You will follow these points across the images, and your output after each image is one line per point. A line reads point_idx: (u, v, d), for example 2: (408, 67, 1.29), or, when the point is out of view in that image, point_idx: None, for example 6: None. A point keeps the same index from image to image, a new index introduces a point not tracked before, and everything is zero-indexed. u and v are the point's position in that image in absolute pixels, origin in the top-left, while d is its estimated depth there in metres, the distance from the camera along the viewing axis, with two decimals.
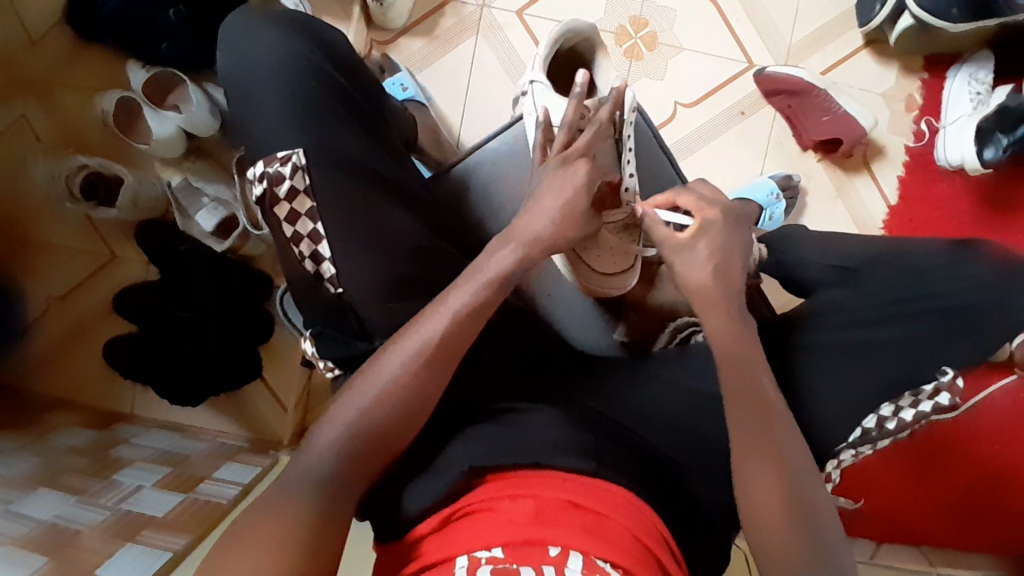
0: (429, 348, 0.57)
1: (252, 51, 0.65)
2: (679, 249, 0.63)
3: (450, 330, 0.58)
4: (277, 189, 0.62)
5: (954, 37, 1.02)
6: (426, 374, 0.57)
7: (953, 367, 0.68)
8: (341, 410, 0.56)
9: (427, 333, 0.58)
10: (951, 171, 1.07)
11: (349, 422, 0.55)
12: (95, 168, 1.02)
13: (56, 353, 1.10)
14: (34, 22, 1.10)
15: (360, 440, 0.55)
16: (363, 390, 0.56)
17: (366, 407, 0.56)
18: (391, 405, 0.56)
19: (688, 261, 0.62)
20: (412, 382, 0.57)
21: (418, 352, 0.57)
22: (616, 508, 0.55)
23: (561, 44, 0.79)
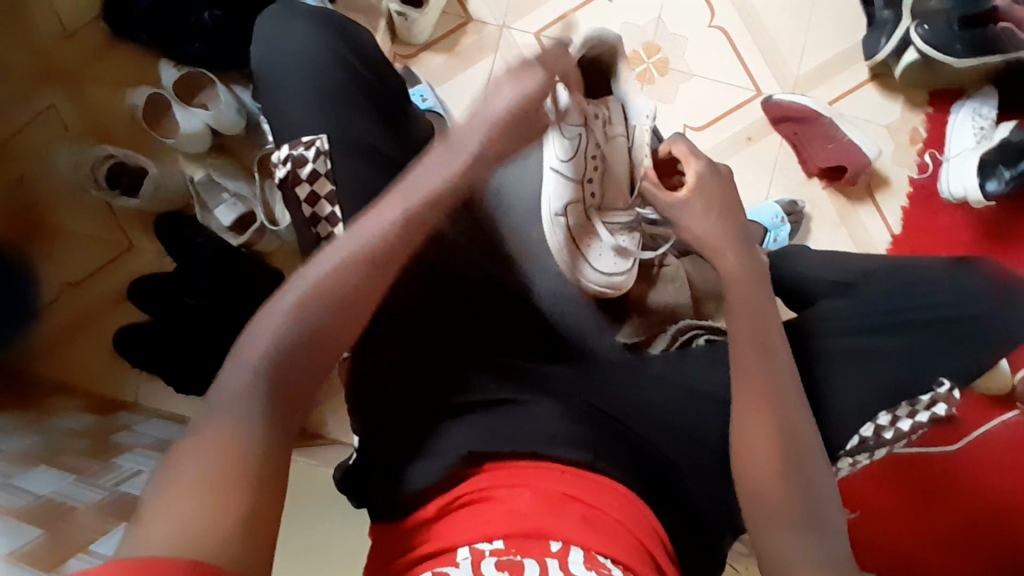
0: (372, 250, 0.59)
1: (286, 40, 0.69)
2: (683, 205, 0.72)
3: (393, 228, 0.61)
4: (300, 171, 0.65)
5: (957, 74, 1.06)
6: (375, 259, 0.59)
7: (950, 379, 0.70)
8: (272, 309, 0.55)
9: (373, 228, 0.60)
10: (954, 203, 1.09)
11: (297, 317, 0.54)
12: (120, 158, 1.06)
13: (65, 338, 1.12)
14: (70, 18, 1.15)
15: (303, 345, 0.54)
16: (301, 284, 0.56)
17: (299, 301, 0.55)
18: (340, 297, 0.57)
19: (691, 215, 0.71)
20: (351, 265, 0.58)
21: (365, 245, 0.59)
22: (611, 501, 0.56)
23: (587, 52, 0.78)
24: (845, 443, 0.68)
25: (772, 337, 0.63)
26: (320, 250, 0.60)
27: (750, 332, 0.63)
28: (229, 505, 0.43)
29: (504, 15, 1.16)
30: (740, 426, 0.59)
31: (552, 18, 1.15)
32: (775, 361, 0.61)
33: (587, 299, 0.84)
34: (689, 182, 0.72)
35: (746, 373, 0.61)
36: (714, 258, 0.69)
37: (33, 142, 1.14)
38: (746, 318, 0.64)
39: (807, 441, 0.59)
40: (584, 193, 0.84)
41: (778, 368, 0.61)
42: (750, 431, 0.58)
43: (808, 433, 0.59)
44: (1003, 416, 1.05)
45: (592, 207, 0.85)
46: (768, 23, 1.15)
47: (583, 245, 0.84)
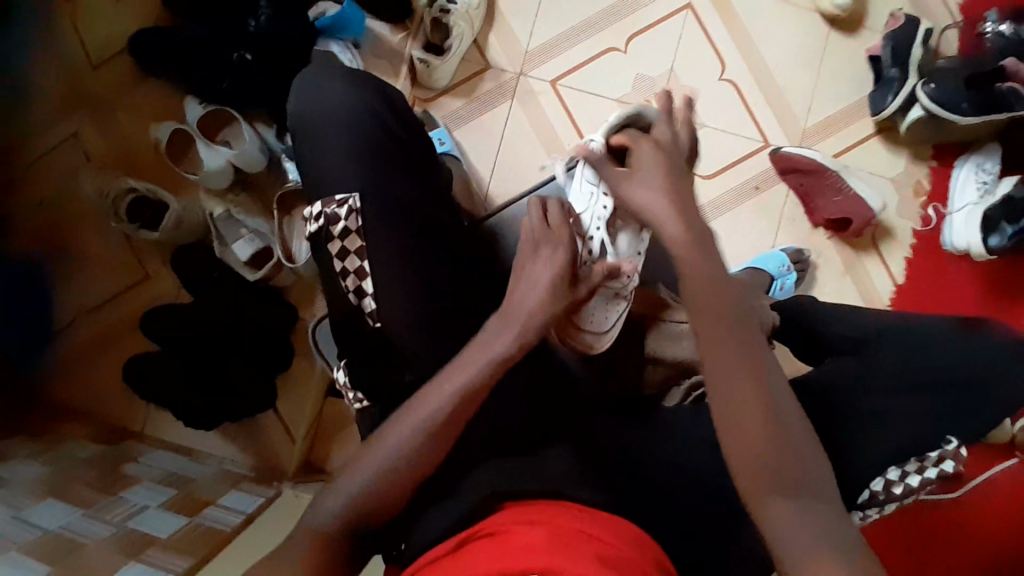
0: (432, 424, 0.60)
1: (324, 95, 0.71)
2: (632, 183, 0.69)
3: (449, 411, 0.60)
4: (332, 228, 0.66)
5: (963, 130, 1.09)
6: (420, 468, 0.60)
7: (958, 438, 0.72)
8: (356, 471, 0.60)
9: (441, 403, 0.61)
10: (957, 256, 1.12)
11: (365, 479, 0.59)
12: (142, 191, 1.08)
13: (77, 366, 1.12)
14: (96, 50, 1.18)
15: (370, 491, 0.59)
16: (371, 461, 0.60)
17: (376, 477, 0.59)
18: (422, 441, 0.60)
19: (641, 196, 0.69)
20: (412, 453, 0.60)
21: (438, 410, 0.61)
22: (629, 543, 0.56)
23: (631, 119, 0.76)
24: (855, 497, 0.70)
25: (753, 347, 0.59)
26: (432, 379, 0.63)
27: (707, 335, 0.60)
28: None
29: (521, 63, 1.20)
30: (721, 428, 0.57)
31: (570, 67, 1.19)
32: (760, 360, 0.58)
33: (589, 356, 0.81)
34: (635, 161, 0.70)
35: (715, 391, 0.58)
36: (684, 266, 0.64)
37: (56, 171, 1.16)
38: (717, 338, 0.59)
39: (795, 434, 0.56)
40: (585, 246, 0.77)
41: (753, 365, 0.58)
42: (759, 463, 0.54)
43: (793, 430, 0.57)
44: (1002, 464, 1.07)
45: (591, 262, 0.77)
46: (777, 79, 1.18)
47: None
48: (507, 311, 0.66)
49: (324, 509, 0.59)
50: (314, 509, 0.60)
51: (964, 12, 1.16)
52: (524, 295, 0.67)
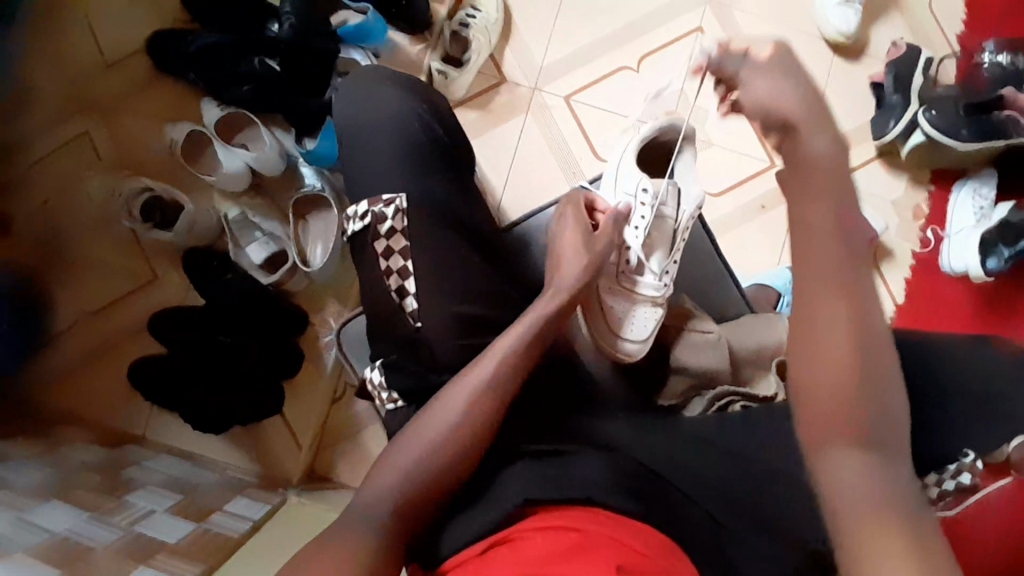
0: (482, 389, 0.63)
1: (367, 99, 0.72)
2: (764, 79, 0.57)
3: (496, 380, 0.63)
4: (380, 227, 0.67)
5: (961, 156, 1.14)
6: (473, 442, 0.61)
7: (975, 450, 0.74)
8: (405, 449, 0.60)
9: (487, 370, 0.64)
10: (955, 276, 1.16)
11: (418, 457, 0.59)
12: (158, 192, 1.07)
13: (81, 368, 1.10)
14: (111, 50, 1.18)
15: (423, 465, 0.59)
16: (421, 438, 0.61)
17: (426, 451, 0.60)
18: (470, 408, 0.62)
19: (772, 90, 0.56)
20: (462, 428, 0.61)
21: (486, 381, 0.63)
22: (663, 553, 0.56)
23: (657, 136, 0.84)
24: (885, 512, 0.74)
25: (852, 306, 0.50)
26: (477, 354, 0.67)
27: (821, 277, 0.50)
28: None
29: (536, 78, 1.22)
30: (796, 358, 0.50)
31: (584, 83, 1.22)
32: (852, 317, 0.50)
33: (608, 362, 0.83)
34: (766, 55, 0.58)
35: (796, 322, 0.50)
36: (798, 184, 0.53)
37: (65, 168, 1.14)
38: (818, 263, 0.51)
39: (885, 375, 0.49)
40: (618, 257, 0.85)
41: (857, 298, 0.50)
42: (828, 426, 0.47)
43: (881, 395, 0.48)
44: None
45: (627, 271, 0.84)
46: None
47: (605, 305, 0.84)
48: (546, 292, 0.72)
49: (376, 488, 0.58)
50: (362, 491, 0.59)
51: (961, 43, 1.22)
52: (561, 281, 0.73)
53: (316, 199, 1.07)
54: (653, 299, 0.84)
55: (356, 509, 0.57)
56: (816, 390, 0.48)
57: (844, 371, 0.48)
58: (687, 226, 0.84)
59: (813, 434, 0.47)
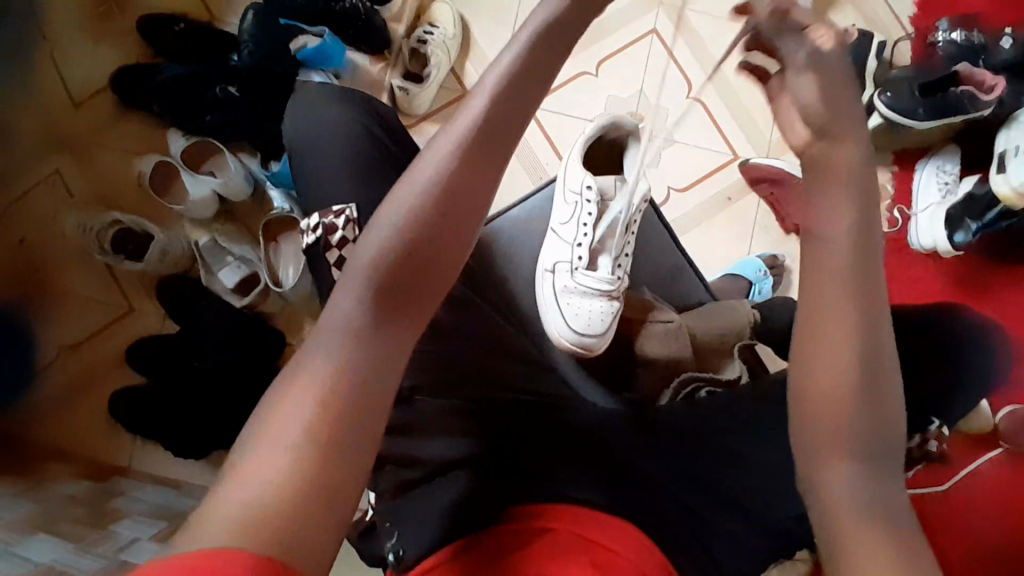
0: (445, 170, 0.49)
1: (316, 117, 0.73)
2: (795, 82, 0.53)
3: (453, 167, 0.49)
4: (331, 237, 0.66)
5: (919, 135, 1.16)
6: (435, 238, 0.48)
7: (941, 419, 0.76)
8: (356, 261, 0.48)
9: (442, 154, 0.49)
10: (925, 254, 1.17)
11: (375, 265, 0.47)
12: (127, 224, 1.09)
13: (64, 404, 1.10)
14: (81, 90, 1.20)
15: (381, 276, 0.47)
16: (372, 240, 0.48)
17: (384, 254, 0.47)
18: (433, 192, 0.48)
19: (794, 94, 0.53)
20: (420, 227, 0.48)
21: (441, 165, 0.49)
22: (625, 543, 0.61)
23: (601, 134, 0.86)
24: None
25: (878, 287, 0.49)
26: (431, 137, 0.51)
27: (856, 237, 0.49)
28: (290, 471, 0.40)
29: None
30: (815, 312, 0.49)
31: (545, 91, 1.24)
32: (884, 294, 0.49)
33: (574, 360, 0.84)
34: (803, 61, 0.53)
35: (806, 333, 0.49)
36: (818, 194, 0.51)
37: (40, 207, 1.16)
38: (830, 278, 0.48)
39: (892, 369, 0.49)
40: (573, 255, 0.86)
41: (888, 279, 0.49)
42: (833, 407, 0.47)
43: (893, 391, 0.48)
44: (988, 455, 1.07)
45: (580, 269, 0.86)
46: (743, 95, 1.24)
47: (562, 302, 0.86)
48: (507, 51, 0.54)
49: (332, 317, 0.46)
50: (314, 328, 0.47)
51: (915, 25, 1.24)
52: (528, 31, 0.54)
53: (285, 218, 1.09)
54: (608, 293, 0.86)
55: (310, 344, 0.46)
56: (820, 396, 0.48)
57: (856, 387, 0.47)
58: (635, 216, 0.86)
59: (821, 441, 0.48)
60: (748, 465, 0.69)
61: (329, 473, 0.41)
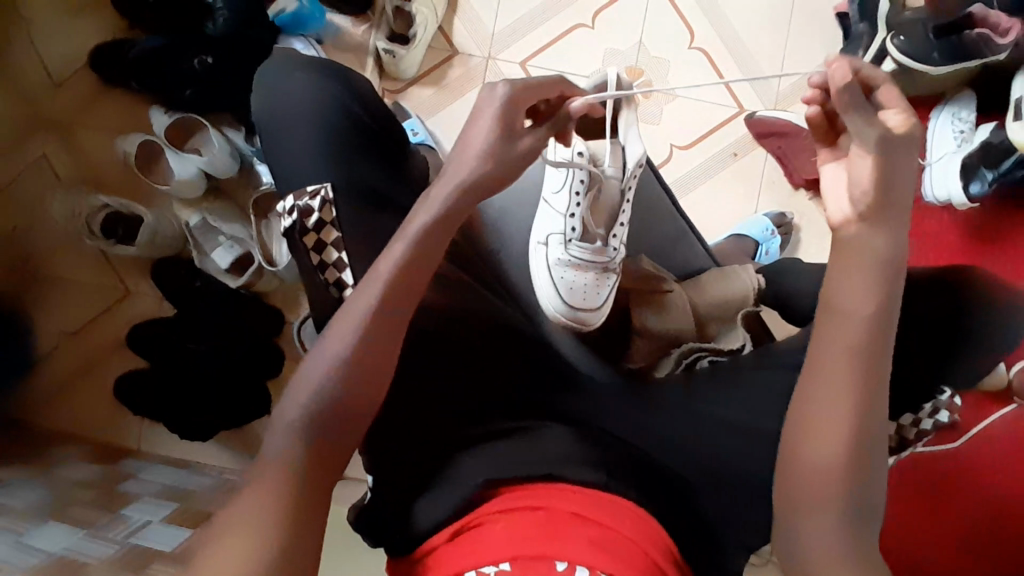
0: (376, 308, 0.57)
1: (288, 92, 0.70)
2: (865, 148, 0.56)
3: (385, 297, 0.57)
4: (307, 220, 0.64)
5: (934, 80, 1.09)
6: (372, 361, 0.56)
7: (952, 385, 0.73)
8: (298, 385, 0.55)
9: (376, 288, 0.57)
10: (939, 206, 1.12)
11: (316, 385, 0.55)
12: (116, 207, 1.07)
13: (70, 389, 1.11)
14: (59, 68, 1.16)
15: (321, 397, 0.54)
16: (316, 367, 0.55)
17: (325, 378, 0.55)
18: (371, 327, 0.56)
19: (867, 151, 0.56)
20: (354, 348, 0.56)
21: (375, 294, 0.57)
22: (624, 520, 0.57)
23: None
24: None
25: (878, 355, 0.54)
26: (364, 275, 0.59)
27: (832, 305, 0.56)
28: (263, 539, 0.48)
29: (489, 46, 1.18)
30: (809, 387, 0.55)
31: (539, 47, 1.18)
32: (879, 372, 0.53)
33: None
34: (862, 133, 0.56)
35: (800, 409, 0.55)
36: (831, 280, 0.57)
37: (27, 193, 1.14)
38: (835, 351, 0.54)
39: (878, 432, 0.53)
40: (565, 226, 0.84)
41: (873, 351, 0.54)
42: (816, 464, 0.53)
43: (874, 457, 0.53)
44: (1002, 410, 1.05)
45: (574, 240, 0.83)
46: (747, 43, 1.17)
47: (556, 275, 0.83)
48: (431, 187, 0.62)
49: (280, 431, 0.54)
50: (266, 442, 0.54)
51: None
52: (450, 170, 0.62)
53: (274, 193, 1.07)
54: (603, 265, 0.83)
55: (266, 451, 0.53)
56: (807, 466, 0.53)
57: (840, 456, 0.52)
58: (631, 183, 0.83)
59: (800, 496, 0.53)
60: (747, 438, 0.67)
61: (300, 552, 0.49)
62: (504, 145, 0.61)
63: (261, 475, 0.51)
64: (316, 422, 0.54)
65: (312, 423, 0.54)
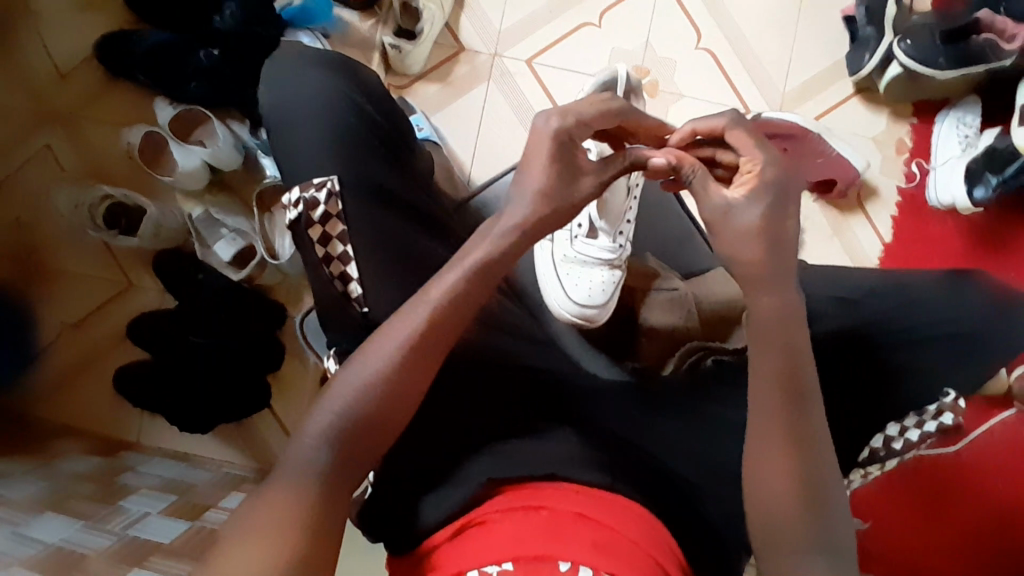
0: (415, 339, 0.57)
1: (294, 84, 0.69)
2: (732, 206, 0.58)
3: (427, 331, 0.57)
4: (313, 213, 0.64)
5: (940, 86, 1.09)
6: (403, 390, 0.56)
7: (957, 390, 0.73)
8: (326, 403, 0.55)
9: (424, 312, 0.57)
10: (943, 211, 1.11)
11: (345, 404, 0.54)
12: (119, 199, 1.06)
13: (69, 381, 1.10)
14: (65, 59, 1.15)
15: (350, 416, 0.54)
16: (346, 387, 0.55)
17: (355, 399, 0.55)
18: (408, 357, 0.56)
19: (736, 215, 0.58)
20: (398, 370, 0.56)
21: (423, 318, 0.57)
22: (628, 522, 0.57)
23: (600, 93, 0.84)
24: (858, 457, 0.71)
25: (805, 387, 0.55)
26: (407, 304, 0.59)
27: (761, 328, 0.56)
28: (286, 547, 0.48)
29: (496, 43, 1.18)
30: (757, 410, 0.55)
31: (545, 45, 1.18)
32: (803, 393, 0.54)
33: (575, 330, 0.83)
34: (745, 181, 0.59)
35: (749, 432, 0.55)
36: (756, 355, 0.56)
37: (31, 184, 1.14)
38: (770, 373, 0.55)
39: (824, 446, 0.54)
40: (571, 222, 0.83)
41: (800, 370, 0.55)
42: (769, 477, 0.53)
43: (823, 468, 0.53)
44: (1001, 415, 1.05)
45: (580, 237, 0.83)
46: (754, 45, 1.17)
47: (561, 273, 0.83)
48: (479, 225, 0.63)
49: (302, 442, 0.53)
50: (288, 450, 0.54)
51: None
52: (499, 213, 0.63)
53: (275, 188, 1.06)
54: (610, 262, 0.83)
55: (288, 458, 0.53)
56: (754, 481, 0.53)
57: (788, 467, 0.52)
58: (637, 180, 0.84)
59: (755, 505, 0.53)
60: None
61: (321, 563, 0.49)
62: (559, 186, 0.63)
63: (281, 481, 0.51)
64: (351, 436, 0.54)
65: (335, 441, 0.53)
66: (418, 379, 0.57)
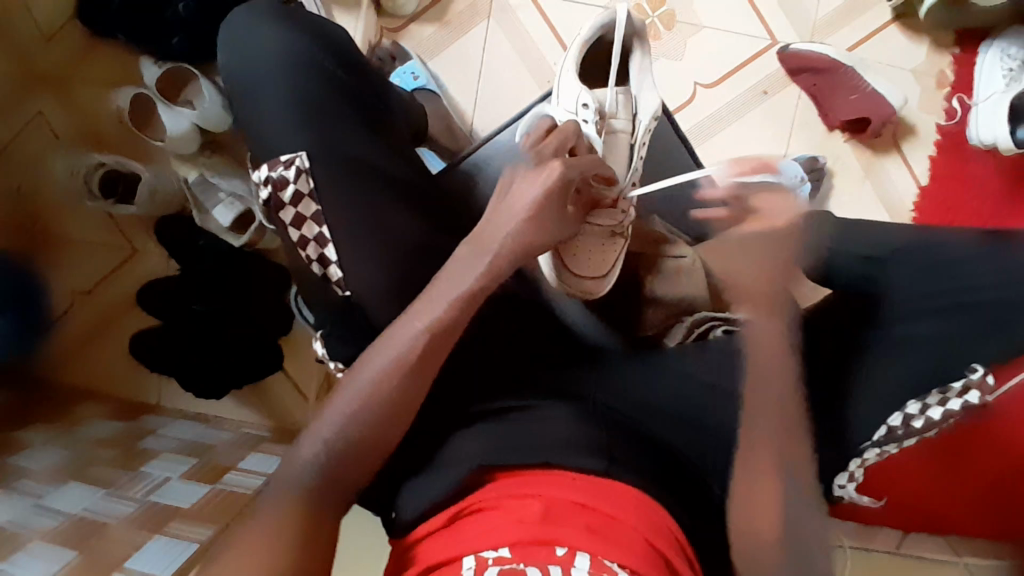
0: (408, 359, 0.56)
1: (256, 48, 0.64)
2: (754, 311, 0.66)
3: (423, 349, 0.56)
4: (282, 193, 0.61)
5: None
6: (399, 409, 0.56)
7: (983, 364, 0.63)
8: (324, 418, 0.55)
9: (414, 332, 0.57)
10: (984, 150, 1.01)
11: (341, 419, 0.55)
12: (112, 165, 1.04)
13: (87, 347, 1.13)
14: (46, 18, 1.10)
15: (345, 430, 0.55)
16: (344, 399, 0.55)
17: (353, 411, 0.55)
18: (399, 377, 0.56)
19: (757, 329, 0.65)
20: (393, 392, 0.56)
21: (413, 340, 0.56)
22: (626, 508, 0.53)
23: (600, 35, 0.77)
24: (868, 435, 0.64)
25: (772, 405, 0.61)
26: (395, 319, 0.59)
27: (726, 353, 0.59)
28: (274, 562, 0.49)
29: None
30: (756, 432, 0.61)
31: None
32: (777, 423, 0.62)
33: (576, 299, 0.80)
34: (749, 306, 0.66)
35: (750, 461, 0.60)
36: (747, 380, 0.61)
37: (26, 151, 1.12)
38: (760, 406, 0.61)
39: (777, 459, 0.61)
40: None
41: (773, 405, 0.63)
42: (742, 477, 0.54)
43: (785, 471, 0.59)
44: None
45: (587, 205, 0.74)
46: None
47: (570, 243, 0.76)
48: (471, 241, 0.61)
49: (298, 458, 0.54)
50: (286, 461, 0.55)
51: None
52: (490, 230, 0.61)
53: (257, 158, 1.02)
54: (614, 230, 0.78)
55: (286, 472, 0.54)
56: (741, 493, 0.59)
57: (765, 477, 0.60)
58: (645, 136, 0.77)
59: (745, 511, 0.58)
60: None
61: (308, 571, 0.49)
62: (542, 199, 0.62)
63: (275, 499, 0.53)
64: (345, 452, 0.54)
65: (330, 457, 0.54)
66: (413, 399, 0.56)
